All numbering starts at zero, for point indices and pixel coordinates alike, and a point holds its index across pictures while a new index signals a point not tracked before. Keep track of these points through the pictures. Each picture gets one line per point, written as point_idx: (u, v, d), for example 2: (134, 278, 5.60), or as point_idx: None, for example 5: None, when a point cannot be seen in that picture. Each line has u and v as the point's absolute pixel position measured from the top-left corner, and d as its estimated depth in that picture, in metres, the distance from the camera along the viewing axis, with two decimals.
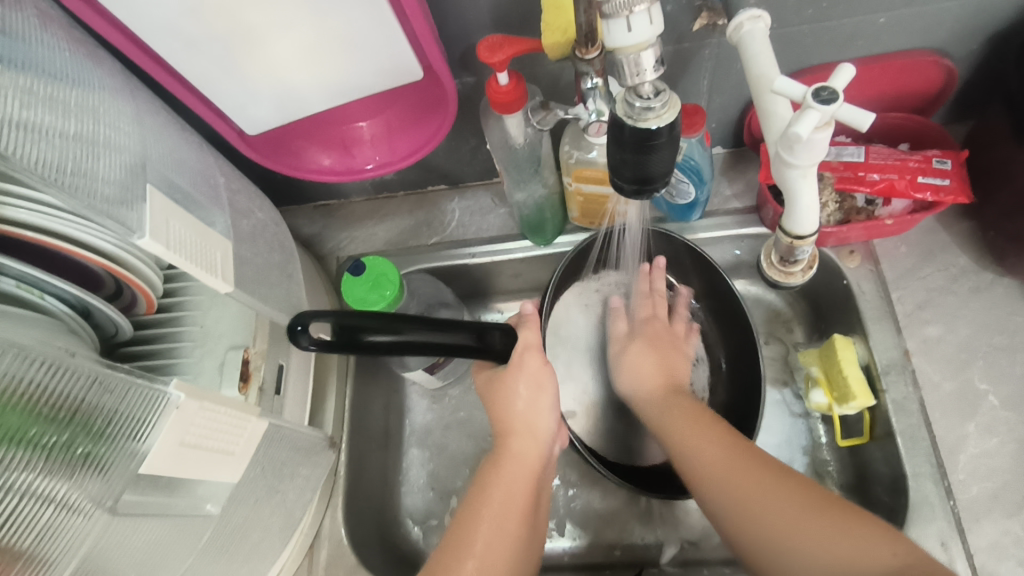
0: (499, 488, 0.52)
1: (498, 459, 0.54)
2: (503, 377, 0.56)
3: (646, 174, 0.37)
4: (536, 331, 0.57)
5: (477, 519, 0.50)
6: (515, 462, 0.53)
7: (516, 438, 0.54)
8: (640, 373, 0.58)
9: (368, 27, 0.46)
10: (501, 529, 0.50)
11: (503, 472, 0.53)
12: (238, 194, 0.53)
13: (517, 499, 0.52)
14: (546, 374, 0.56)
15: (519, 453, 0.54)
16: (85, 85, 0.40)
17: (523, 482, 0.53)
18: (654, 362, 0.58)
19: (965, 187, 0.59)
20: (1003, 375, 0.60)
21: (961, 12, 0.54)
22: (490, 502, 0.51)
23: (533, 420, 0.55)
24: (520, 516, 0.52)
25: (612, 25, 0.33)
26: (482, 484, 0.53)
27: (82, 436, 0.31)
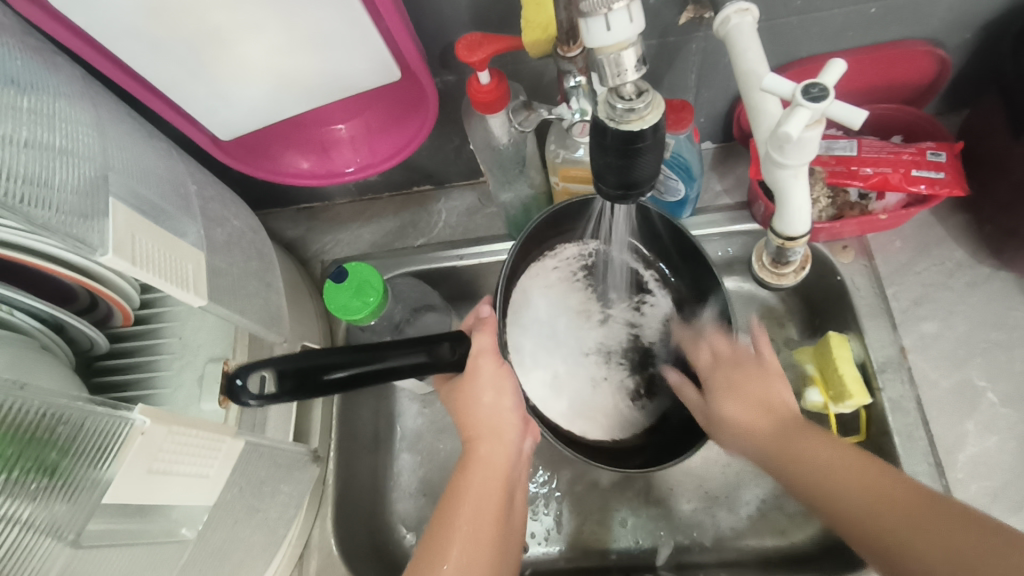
0: (470, 492, 0.51)
1: (469, 463, 0.53)
2: (462, 383, 0.54)
3: (631, 178, 0.36)
4: (491, 336, 0.54)
5: (450, 529, 0.48)
6: (486, 465, 0.52)
7: (484, 444, 0.53)
8: (737, 406, 0.51)
9: (339, 26, 0.44)
10: (475, 537, 0.48)
11: (473, 477, 0.52)
12: (212, 202, 0.52)
13: (489, 504, 0.50)
14: (505, 376, 0.54)
15: (488, 457, 0.53)
16: (42, 92, 0.38)
17: (493, 486, 0.51)
18: (742, 390, 0.51)
19: (960, 179, 0.57)
20: (1001, 371, 0.59)
21: (952, 2, 0.52)
22: (464, 508, 0.50)
23: (498, 422, 0.54)
24: (494, 521, 0.50)
25: (590, 24, 0.31)
26: (452, 496, 0.51)
27: (35, 469, 0.30)
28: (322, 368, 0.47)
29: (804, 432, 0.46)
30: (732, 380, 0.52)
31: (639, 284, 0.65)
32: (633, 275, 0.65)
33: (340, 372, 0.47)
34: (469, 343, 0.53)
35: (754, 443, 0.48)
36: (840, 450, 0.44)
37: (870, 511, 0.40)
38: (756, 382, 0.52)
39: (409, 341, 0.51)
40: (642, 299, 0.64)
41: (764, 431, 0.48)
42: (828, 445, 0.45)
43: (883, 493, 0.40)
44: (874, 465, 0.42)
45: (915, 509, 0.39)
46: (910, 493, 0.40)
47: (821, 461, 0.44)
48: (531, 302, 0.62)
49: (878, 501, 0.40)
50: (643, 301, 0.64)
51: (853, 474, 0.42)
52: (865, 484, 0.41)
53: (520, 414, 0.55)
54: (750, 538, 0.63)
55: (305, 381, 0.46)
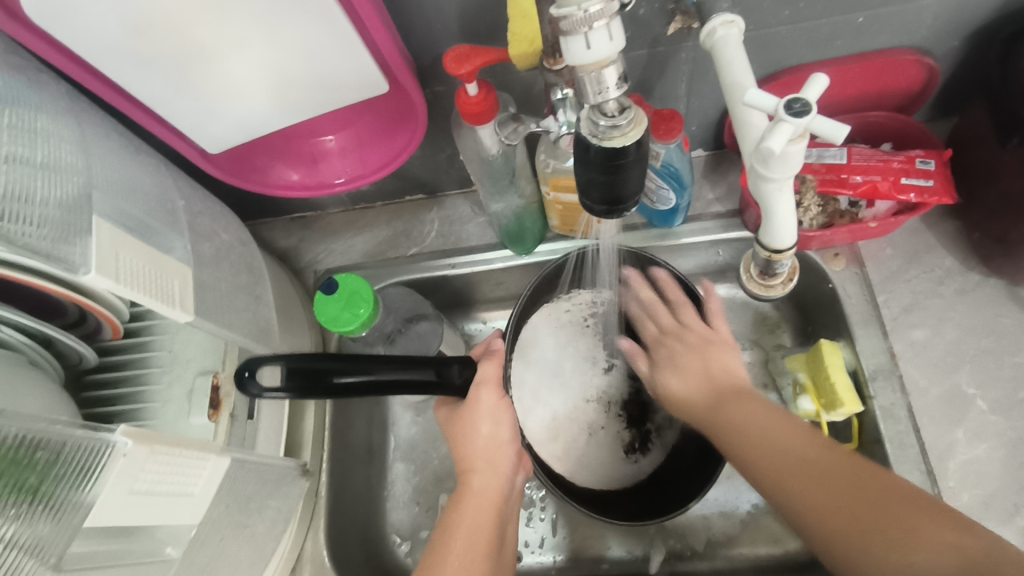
0: (463, 524, 0.50)
1: (462, 496, 0.52)
2: (461, 413, 0.55)
3: (617, 193, 0.36)
4: (494, 364, 0.56)
5: (442, 561, 0.47)
6: (480, 497, 0.52)
7: (478, 476, 0.53)
8: (682, 376, 0.55)
9: (325, 41, 0.44)
10: (469, 570, 0.47)
11: (465, 510, 0.51)
12: (200, 216, 0.52)
13: (483, 537, 0.50)
14: (505, 408, 0.55)
15: (482, 489, 0.52)
16: (23, 108, 0.38)
17: (486, 520, 0.51)
18: (691, 365, 0.55)
19: (949, 188, 0.57)
20: (991, 378, 0.59)
21: (940, 10, 0.52)
22: (457, 542, 0.49)
23: (493, 454, 0.54)
24: (485, 556, 0.49)
25: (570, 42, 0.30)
26: (444, 530, 0.50)
27: (16, 494, 0.30)
28: (332, 371, 0.48)
29: (738, 403, 0.50)
30: (671, 356, 0.57)
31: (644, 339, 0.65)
32: (640, 328, 0.66)
33: (349, 378, 0.48)
34: (473, 373, 0.56)
35: (694, 401, 0.53)
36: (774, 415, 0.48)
37: (799, 464, 0.44)
38: (690, 351, 0.56)
39: (417, 359, 0.53)
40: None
41: (703, 405, 0.52)
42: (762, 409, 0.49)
43: (800, 448, 0.45)
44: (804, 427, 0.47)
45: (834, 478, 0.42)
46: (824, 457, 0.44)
47: (757, 427, 0.47)
48: (539, 341, 0.65)
49: (785, 453, 0.45)
50: None
51: (767, 422, 0.47)
52: (793, 447, 0.45)
53: (514, 447, 0.55)
54: (743, 547, 0.63)
55: (309, 380, 0.47)
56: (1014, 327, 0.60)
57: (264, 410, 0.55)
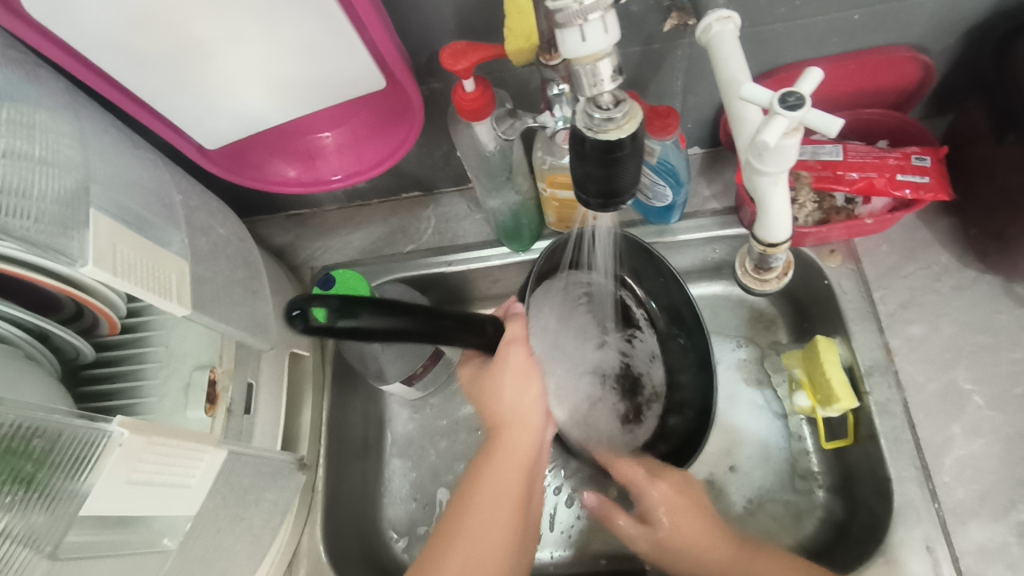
0: (490, 481, 0.52)
1: (492, 451, 0.53)
2: (490, 367, 0.54)
3: (613, 187, 0.36)
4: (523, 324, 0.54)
5: (464, 516, 0.50)
6: (509, 453, 0.53)
7: (509, 430, 0.54)
8: (685, 527, 0.55)
9: (322, 37, 0.44)
10: (491, 524, 0.50)
11: (494, 464, 0.52)
12: (197, 211, 0.52)
13: (510, 493, 0.51)
14: (535, 367, 0.54)
15: (512, 446, 0.53)
16: (22, 102, 0.38)
17: (513, 477, 0.52)
18: (685, 512, 0.56)
19: (945, 184, 0.58)
20: (987, 374, 0.59)
21: (935, 8, 0.53)
22: (483, 495, 0.51)
23: (521, 411, 0.54)
24: (511, 510, 0.51)
25: (565, 35, 0.30)
26: (474, 479, 0.52)
27: (12, 482, 0.30)
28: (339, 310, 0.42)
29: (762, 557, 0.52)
30: (675, 506, 0.56)
31: (628, 318, 0.65)
32: (626, 310, 0.65)
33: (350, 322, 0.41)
34: (502, 331, 0.53)
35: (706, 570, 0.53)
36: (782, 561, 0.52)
37: None
38: (668, 485, 0.57)
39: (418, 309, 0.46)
40: (633, 332, 0.65)
41: (721, 554, 0.53)
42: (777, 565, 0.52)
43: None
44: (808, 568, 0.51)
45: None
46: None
47: None
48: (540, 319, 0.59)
49: None
50: (632, 335, 0.65)
51: None
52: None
53: (544, 403, 0.55)
54: None
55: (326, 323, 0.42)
56: (1010, 323, 0.60)
57: (262, 404, 0.55)
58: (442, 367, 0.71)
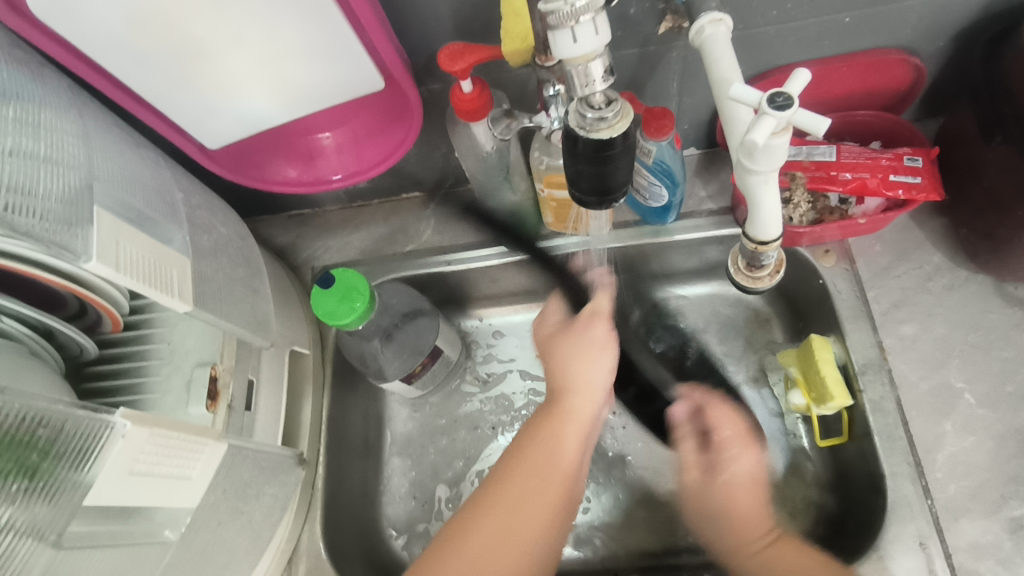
0: (549, 441, 0.54)
1: (558, 414, 0.55)
2: (570, 333, 0.58)
3: (606, 184, 0.37)
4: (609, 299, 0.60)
5: (514, 473, 0.52)
6: (569, 417, 0.55)
7: (573, 396, 0.56)
8: (744, 482, 0.58)
9: (321, 38, 0.45)
10: (541, 484, 0.52)
11: (556, 426, 0.55)
12: (199, 210, 0.53)
13: (564, 459, 0.53)
14: (611, 344, 0.58)
15: (575, 412, 0.56)
16: (28, 101, 0.39)
17: (573, 444, 0.54)
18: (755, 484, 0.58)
19: (937, 185, 0.58)
20: (979, 372, 0.60)
21: (925, 10, 0.54)
22: (536, 453, 0.53)
23: (591, 381, 0.57)
24: (561, 472, 0.53)
25: (557, 36, 0.31)
26: (533, 437, 0.54)
27: (18, 471, 0.31)
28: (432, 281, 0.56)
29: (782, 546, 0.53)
30: (730, 487, 0.58)
31: None
32: None
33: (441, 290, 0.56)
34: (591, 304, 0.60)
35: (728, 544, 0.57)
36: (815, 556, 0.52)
37: None
38: (750, 458, 0.59)
39: None
40: None
41: (755, 534, 0.55)
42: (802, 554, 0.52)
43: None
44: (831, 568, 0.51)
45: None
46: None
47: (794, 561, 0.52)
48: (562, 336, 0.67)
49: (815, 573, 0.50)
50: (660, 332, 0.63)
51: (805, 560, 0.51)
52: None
53: (609, 379, 0.58)
54: None
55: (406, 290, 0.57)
56: (1001, 322, 0.61)
57: (263, 401, 0.56)
58: (439, 367, 0.70)
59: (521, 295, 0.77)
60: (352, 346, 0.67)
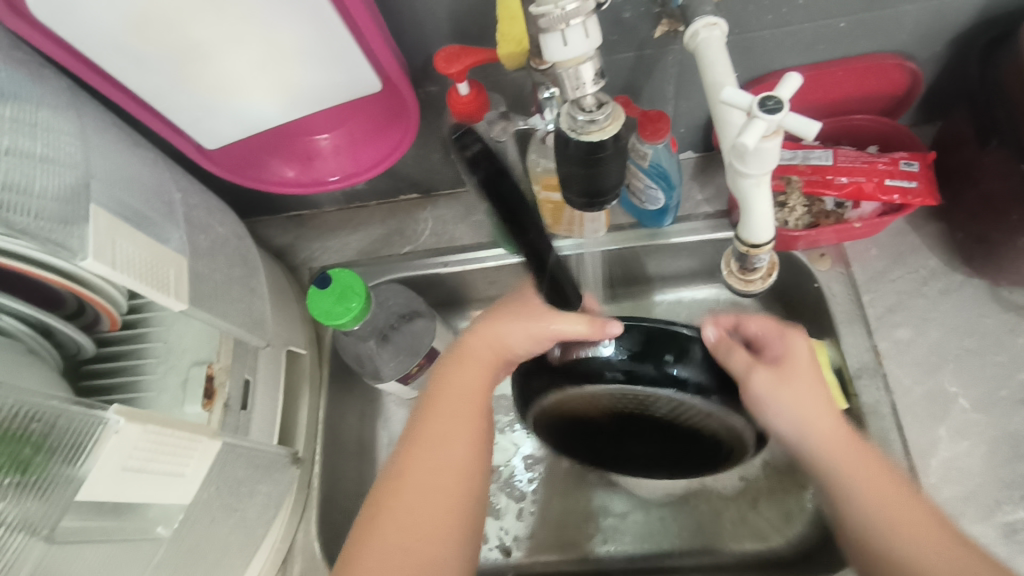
0: (453, 386, 0.52)
1: (461, 361, 0.53)
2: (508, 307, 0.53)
3: (597, 186, 0.37)
4: (585, 327, 0.50)
5: (423, 433, 0.50)
6: (473, 369, 0.52)
7: (479, 348, 0.53)
8: (817, 402, 0.48)
9: (320, 40, 0.45)
10: (444, 440, 0.49)
11: (457, 375, 0.53)
12: (197, 209, 0.53)
13: (466, 407, 0.51)
14: (541, 317, 0.51)
15: (478, 361, 0.53)
16: (25, 101, 0.40)
17: (473, 391, 0.52)
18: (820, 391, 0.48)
19: (932, 190, 0.58)
20: (973, 377, 0.60)
21: (920, 16, 0.54)
22: (440, 409, 0.51)
23: (503, 341, 0.53)
24: (464, 434, 0.50)
25: (548, 40, 0.32)
26: (439, 385, 0.52)
27: (11, 465, 0.31)
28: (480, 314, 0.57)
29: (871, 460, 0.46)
30: (796, 366, 0.49)
31: None
32: None
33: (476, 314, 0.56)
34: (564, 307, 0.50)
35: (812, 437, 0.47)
36: (894, 491, 0.45)
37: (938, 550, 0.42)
38: (804, 353, 0.50)
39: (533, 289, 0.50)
40: None
41: (837, 437, 0.47)
42: (881, 475, 0.46)
43: (919, 535, 0.43)
44: (915, 503, 0.45)
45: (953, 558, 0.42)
46: (942, 544, 0.42)
47: (881, 489, 0.45)
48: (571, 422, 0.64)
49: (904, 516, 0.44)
50: None
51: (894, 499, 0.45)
52: (911, 533, 0.43)
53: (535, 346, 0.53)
54: (729, 544, 0.63)
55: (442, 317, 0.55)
56: (996, 327, 0.61)
57: (259, 400, 0.56)
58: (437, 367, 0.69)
59: None
60: (348, 347, 0.67)
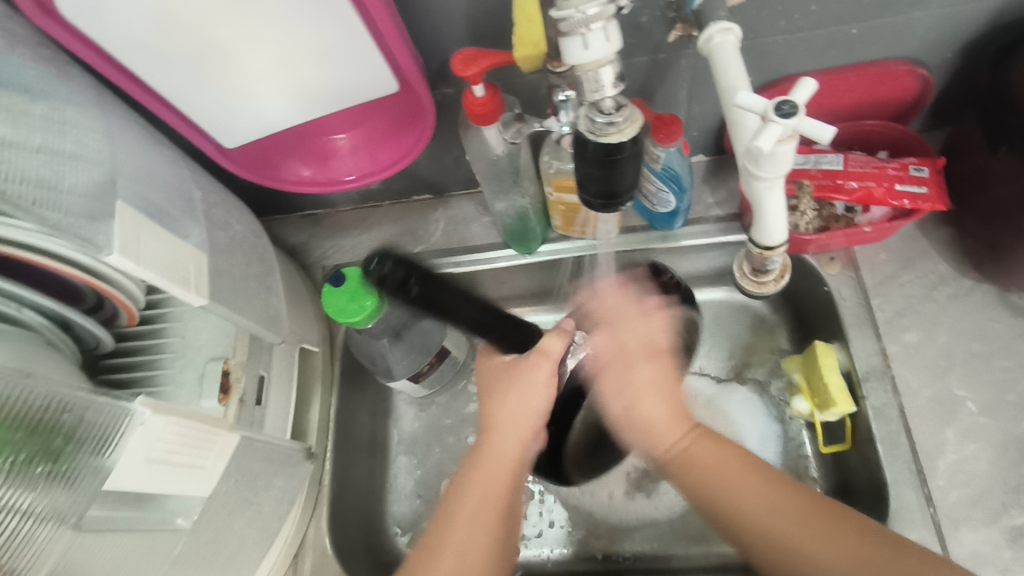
0: (478, 483, 0.51)
1: (479, 457, 0.52)
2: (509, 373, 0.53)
3: (613, 188, 0.38)
4: (561, 342, 0.53)
5: (450, 522, 0.49)
6: (496, 462, 0.51)
7: (499, 437, 0.52)
8: (656, 401, 0.52)
9: (339, 41, 0.46)
10: (474, 533, 0.49)
11: (481, 470, 0.51)
12: (216, 207, 0.54)
13: (494, 500, 0.50)
14: (544, 380, 0.53)
15: (499, 454, 0.52)
16: (53, 100, 0.40)
17: (501, 484, 0.51)
18: (664, 386, 0.53)
19: (942, 195, 0.59)
20: (982, 381, 0.60)
21: (932, 23, 0.54)
22: (465, 505, 0.50)
23: (521, 420, 0.52)
24: (492, 523, 0.50)
25: (568, 42, 0.32)
26: (460, 486, 0.51)
27: (43, 453, 0.32)
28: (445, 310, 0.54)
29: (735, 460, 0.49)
30: (625, 352, 0.55)
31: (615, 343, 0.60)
32: None
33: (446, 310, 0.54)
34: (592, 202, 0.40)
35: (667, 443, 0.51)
36: (782, 497, 0.47)
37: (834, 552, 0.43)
38: (637, 335, 0.56)
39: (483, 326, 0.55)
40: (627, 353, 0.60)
41: (680, 436, 0.51)
42: (741, 475, 0.48)
43: (786, 504, 0.46)
44: (778, 480, 0.48)
45: (819, 524, 0.45)
46: (814, 515, 0.45)
47: (755, 492, 0.47)
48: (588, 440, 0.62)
49: (791, 517, 0.45)
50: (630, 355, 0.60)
51: (775, 499, 0.47)
52: (811, 540, 0.44)
53: (543, 417, 0.53)
54: (735, 544, 0.63)
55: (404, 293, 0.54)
56: (1004, 331, 0.61)
57: (273, 396, 0.57)
58: (447, 367, 0.72)
59: (528, 298, 0.78)
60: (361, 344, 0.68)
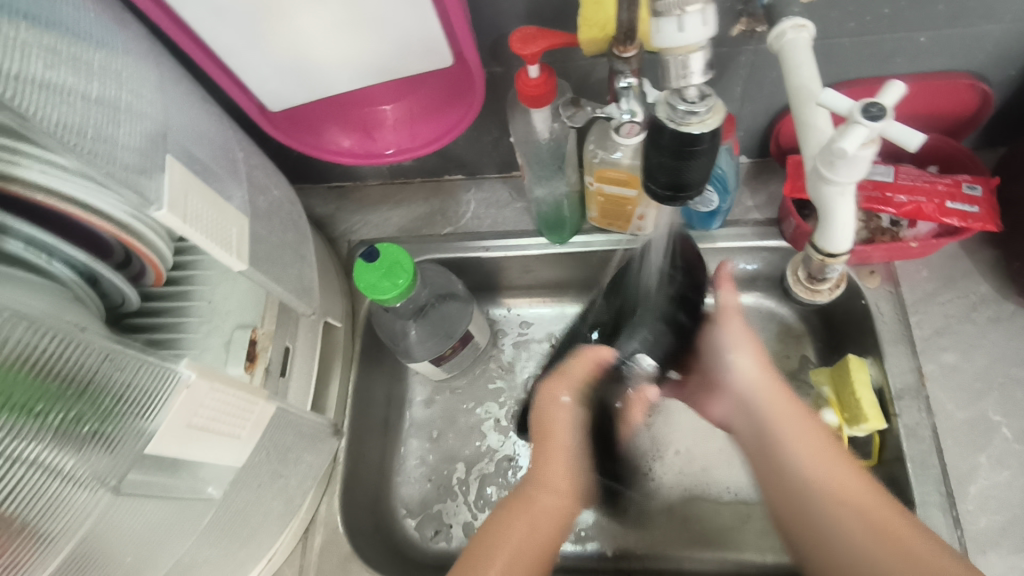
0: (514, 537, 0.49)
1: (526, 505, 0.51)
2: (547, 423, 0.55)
3: (681, 180, 0.36)
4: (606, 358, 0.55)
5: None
6: (541, 512, 0.51)
7: (547, 490, 0.52)
8: (746, 356, 0.54)
9: (400, 8, 0.44)
10: None
11: (522, 522, 0.50)
12: (257, 170, 0.52)
13: (529, 554, 0.48)
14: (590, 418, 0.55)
15: (545, 506, 0.51)
16: (109, 47, 0.39)
17: (541, 535, 0.49)
18: (745, 342, 0.55)
19: (994, 216, 0.57)
20: (1018, 407, 0.59)
21: (1003, 36, 0.53)
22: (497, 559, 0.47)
23: (567, 478, 0.53)
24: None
25: (662, 24, 0.31)
26: (492, 540, 0.48)
27: (92, 412, 0.31)
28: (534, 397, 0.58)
29: (803, 419, 0.50)
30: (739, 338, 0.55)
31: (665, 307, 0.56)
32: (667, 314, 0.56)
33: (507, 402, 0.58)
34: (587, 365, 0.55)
35: (757, 392, 0.53)
36: (848, 480, 0.46)
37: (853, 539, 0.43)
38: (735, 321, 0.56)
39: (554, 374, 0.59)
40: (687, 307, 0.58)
41: (774, 388, 0.53)
42: (821, 444, 0.48)
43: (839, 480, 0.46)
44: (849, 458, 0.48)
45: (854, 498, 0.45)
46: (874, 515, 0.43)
47: (812, 450, 0.48)
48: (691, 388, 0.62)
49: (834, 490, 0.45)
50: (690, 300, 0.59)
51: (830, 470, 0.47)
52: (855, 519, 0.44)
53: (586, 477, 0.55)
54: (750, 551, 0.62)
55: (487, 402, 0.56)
56: None
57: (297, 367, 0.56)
58: (468, 352, 0.70)
59: (553, 289, 0.77)
60: (385, 321, 0.68)
